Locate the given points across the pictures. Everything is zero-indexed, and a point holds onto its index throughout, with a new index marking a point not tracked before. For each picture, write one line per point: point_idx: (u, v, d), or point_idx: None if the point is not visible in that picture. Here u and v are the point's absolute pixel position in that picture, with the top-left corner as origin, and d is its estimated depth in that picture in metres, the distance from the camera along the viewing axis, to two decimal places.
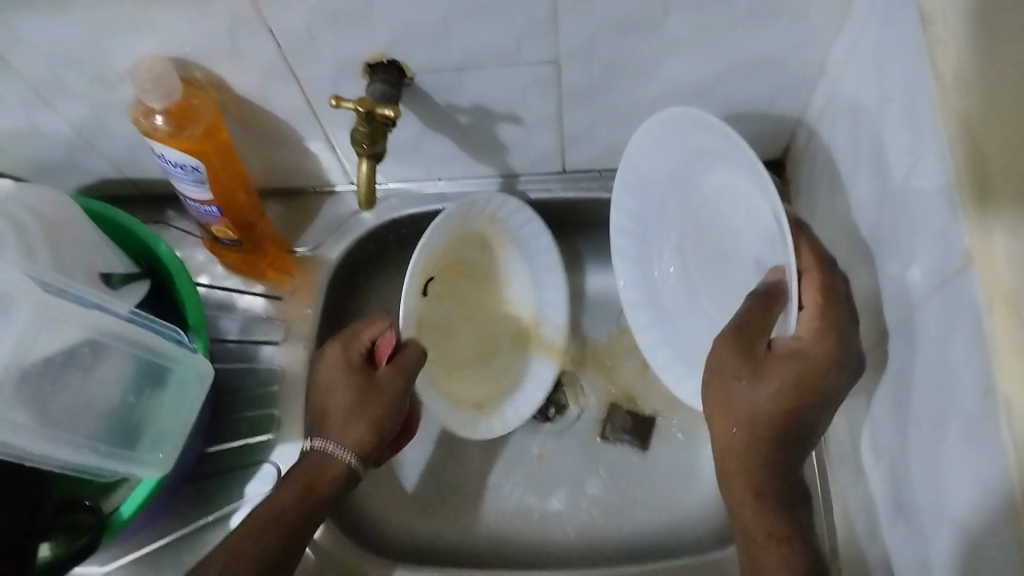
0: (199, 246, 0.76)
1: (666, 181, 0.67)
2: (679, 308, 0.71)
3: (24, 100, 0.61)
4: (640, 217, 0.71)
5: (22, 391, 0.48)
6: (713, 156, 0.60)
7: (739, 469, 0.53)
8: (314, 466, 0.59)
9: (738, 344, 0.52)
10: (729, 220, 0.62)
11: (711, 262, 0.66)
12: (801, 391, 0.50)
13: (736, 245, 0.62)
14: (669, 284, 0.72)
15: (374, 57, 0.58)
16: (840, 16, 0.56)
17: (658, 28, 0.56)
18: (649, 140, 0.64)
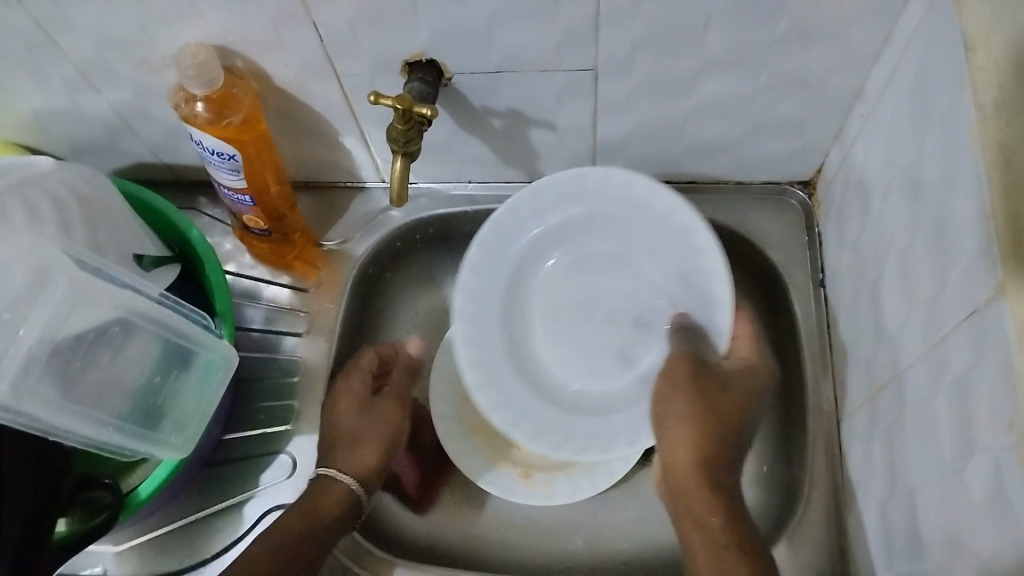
0: (228, 235, 0.76)
1: (522, 259, 0.70)
2: (545, 364, 0.69)
3: (68, 81, 0.62)
4: (495, 262, 0.69)
5: (52, 365, 0.49)
6: (630, 219, 0.68)
7: (700, 487, 0.55)
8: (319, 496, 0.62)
9: (687, 362, 0.58)
10: (619, 284, 0.68)
11: (588, 334, 0.68)
12: (748, 404, 0.57)
13: (617, 309, 0.68)
14: (510, 351, 0.69)
15: (414, 55, 0.58)
16: (882, 39, 0.55)
17: (697, 42, 0.56)
18: (520, 215, 0.69)
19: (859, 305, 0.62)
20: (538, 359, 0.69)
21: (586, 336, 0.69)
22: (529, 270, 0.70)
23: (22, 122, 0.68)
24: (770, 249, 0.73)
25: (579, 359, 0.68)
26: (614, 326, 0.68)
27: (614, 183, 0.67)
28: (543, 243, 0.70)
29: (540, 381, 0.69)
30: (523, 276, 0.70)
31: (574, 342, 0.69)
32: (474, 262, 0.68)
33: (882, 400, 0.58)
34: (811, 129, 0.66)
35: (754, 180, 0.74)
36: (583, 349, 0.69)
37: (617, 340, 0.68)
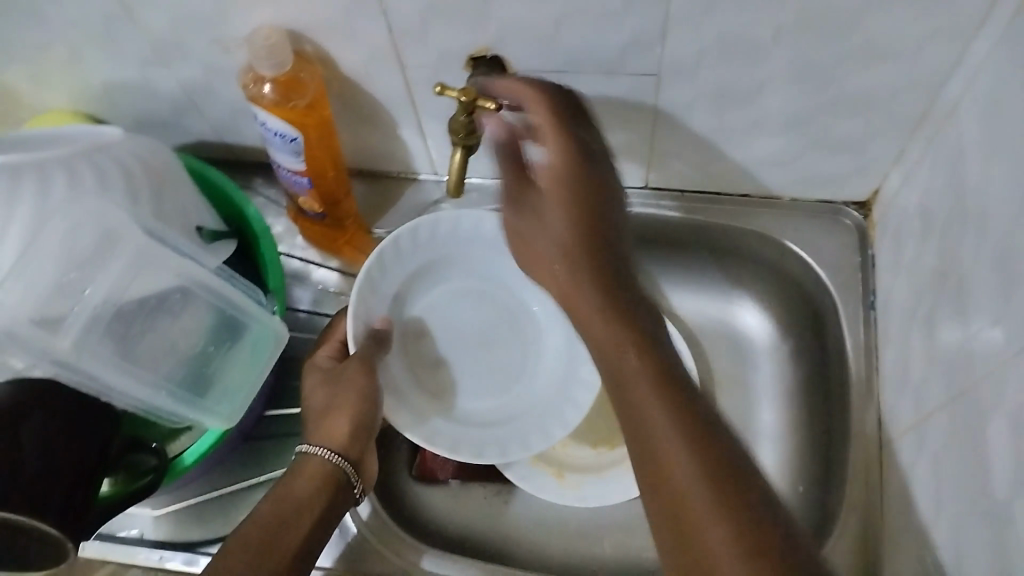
0: (282, 216, 0.78)
1: (420, 273, 0.72)
2: (433, 377, 0.70)
3: (142, 56, 0.64)
4: (406, 273, 0.71)
5: (114, 327, 0.51)
6: (490, 266, 0.73)
7: (596, 330, 0.52)
8: (310, 475, 0.57)
9: (518, 217, 0.58)
10: (495, 322, 0.73)
11: (476, 362, 0.71)
12: (584, 213, 0.55)
13: (494, 343, 0.72)
14: (410, 375, 0.69)
15: (480, 50, 0.59)
16: (952, 62, 0.55)
17: (765, 54, 0.57)
18: (419, 235, 0.71)
19: (910, 328, 0.62)
20: (438, 375, 0.70)
21: (471, 360, 0.71)
22: (415, 294, 0.72)
23: (93, 93, 0.70)
24: (821, 268, 0.73)
25: (482, 377, 0.71)
26: (496, 360, 0.71)
27: (485, 231, 0.72)
28: (436, 271, 0.73)
29: (442, 397, 0.69)
30: (405, 301, 0.71)
31: (461, 370, 0.71)
32: (383, 255, 0.69)
33: (931, 426, 0.57)
34: (871, 148, 0.65)
35: (807, 196, 0.74)
36: (474, 376, 0.71)
37: (496, 364, 0.71)
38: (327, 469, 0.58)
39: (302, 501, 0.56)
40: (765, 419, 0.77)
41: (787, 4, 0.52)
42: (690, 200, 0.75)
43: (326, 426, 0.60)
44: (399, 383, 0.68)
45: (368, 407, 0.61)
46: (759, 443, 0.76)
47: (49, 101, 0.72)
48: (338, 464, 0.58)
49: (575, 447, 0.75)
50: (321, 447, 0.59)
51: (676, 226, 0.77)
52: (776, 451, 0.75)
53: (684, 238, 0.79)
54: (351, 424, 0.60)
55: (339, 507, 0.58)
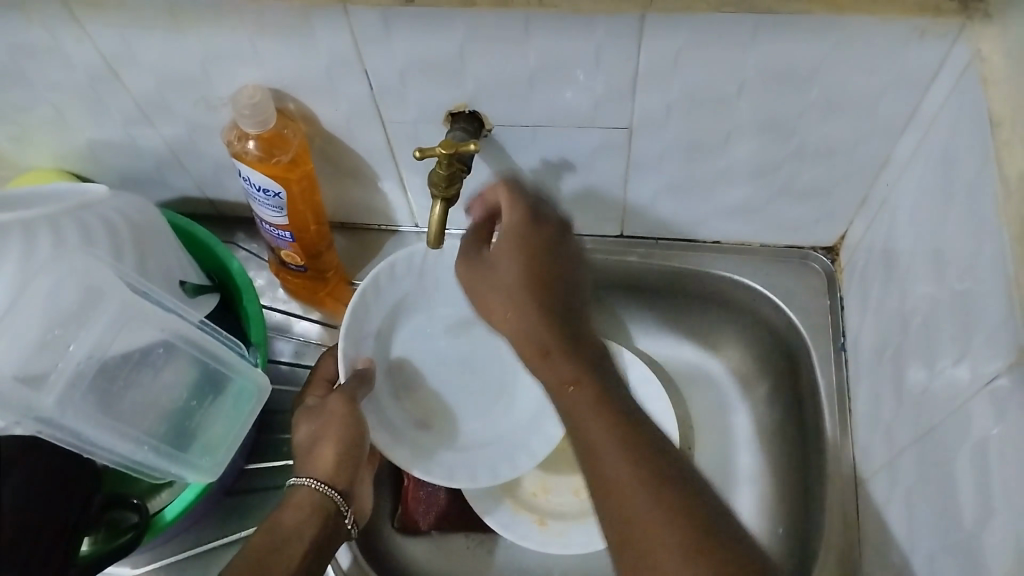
0: (264, 270, 0.79)
1: (401, 307, 0.74)
2: (420, 409, 0.72)
3: (127, 116, 0.66)
4: (389, 306, 0.73)
5: (97, 383, 0.51)
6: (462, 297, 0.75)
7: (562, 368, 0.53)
8: (299, 503, 0.58)
9: (472, 267, 0.60)
10: (469, 353, 0.75)
11: (459, 389, 0.74)
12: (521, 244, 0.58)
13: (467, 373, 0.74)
14: (394, 402, 0.71)
15: (457, 106, 0.61)
16: (908, 113, 0.58)
17: (730, 108, 0.59)
18: (396, 274, 0.72)
19: (881, 370, 0.63)
20: (421, 404, 0.73)
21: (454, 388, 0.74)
22: (396, 327, 0.74)
23: (77, 152, 0.71)
24: (792, 311, 0.74)
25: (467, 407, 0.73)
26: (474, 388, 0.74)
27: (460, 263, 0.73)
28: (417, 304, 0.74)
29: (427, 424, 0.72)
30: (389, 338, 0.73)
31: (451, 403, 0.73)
32: (367, 291, 0.70)
33: (902, 465, 0.58)
34: (836, 196, 0.68)
35: (777, 242, 0.76)
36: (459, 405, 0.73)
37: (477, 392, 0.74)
38: (318, 497, 0.59)
39: (291, 529, 0.56)
40: (744, 463, 0.78)
41: (750, 60, 0.54)
42: (665, 247, 0.77)
43: (312, 456, 0.61)
44: (387, 417, 0.70)
45: (351, 434, 0.62)
46: (736, 486, 0.77)
47: (33, 160, 0.73)
48: (325, 492, 0.59)
49: (559, 494, 0.76)
50: (309, 476, 0.59)
51: (652, 274, 0.79)
52: (754, 494, 0.76)
53: (661, 286, 0.80)
54: (338, 451, 0.61)
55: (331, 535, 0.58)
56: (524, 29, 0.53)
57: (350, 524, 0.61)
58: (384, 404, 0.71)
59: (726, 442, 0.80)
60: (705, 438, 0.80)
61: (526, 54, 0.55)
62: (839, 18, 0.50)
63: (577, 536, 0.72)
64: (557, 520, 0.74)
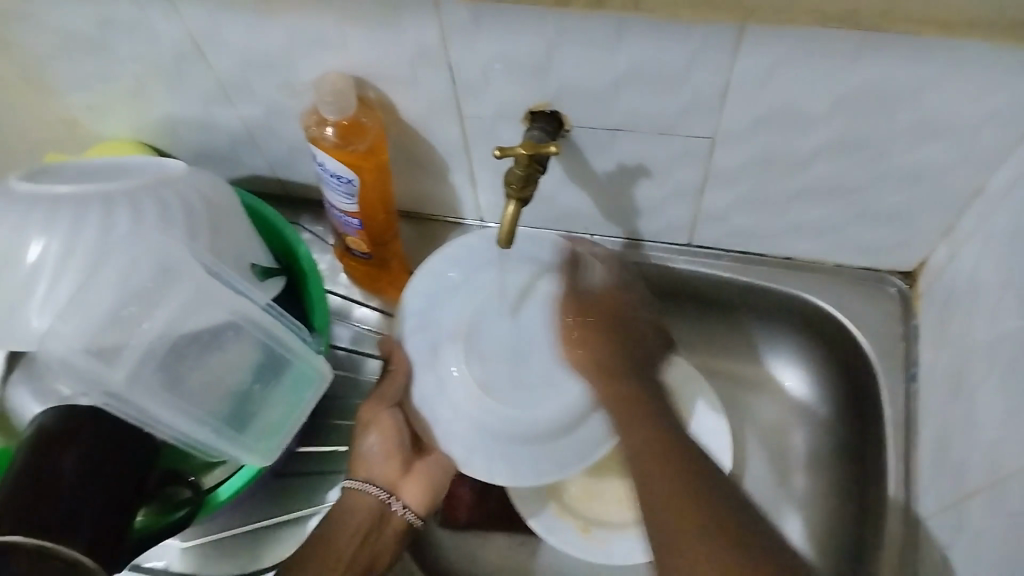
0: (327, 253, 0.79)
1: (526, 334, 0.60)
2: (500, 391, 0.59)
3: (207, 93, 0.66)
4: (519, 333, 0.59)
5: (166, 361, 0.51)
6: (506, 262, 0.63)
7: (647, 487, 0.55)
8: (348, 507, 0.62)
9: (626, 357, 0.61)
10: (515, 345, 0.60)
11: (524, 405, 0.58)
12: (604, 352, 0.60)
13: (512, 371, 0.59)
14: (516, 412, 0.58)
15: (538, 104, 0.59)
16: (1013, 143, 0.55)
17: (821, 125, 0.57)
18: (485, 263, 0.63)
19: (955, 407, 0.61)
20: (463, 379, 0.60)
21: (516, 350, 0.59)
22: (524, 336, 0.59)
23: (155, 124, 0.72)
24: (863, 336, 0.72)
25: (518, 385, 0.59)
26: (526, 386, 0.59)
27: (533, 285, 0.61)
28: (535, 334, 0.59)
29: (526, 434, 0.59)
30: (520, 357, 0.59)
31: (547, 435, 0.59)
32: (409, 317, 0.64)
33: (971, 509, 0.56)
34: (920, 222, 0.65)
35: (851, 263, 0.73)
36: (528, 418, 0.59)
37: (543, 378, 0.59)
38: (375, 510, 0.62)
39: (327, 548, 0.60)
40: (797, 484, 0.76)
41: (846, 78, 0.52)
42: (731, 260, 0.76)
43: (365, 460, 0.63)
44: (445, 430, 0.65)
45: (395, 441, 0.63)
46: (789, 508, 0.76)
47: (111, 130, 0.74)
48: (370, 493, 0.63)
49: (609, 504, 0.75)
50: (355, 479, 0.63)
51: (717, 287, 0.77)
52: (805, 521, 0.75)
53: (726, 299, 0.79)
54: (376, 455, 0.63)
55: (379, 530, 0.63)
56: (618, 32, 0.51)
57: (406, 511, 0.63)
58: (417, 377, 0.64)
59: (783, 465, 0.78)
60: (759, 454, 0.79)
61: (616, 58, 0.54)
62: (950, 41, 0.48)
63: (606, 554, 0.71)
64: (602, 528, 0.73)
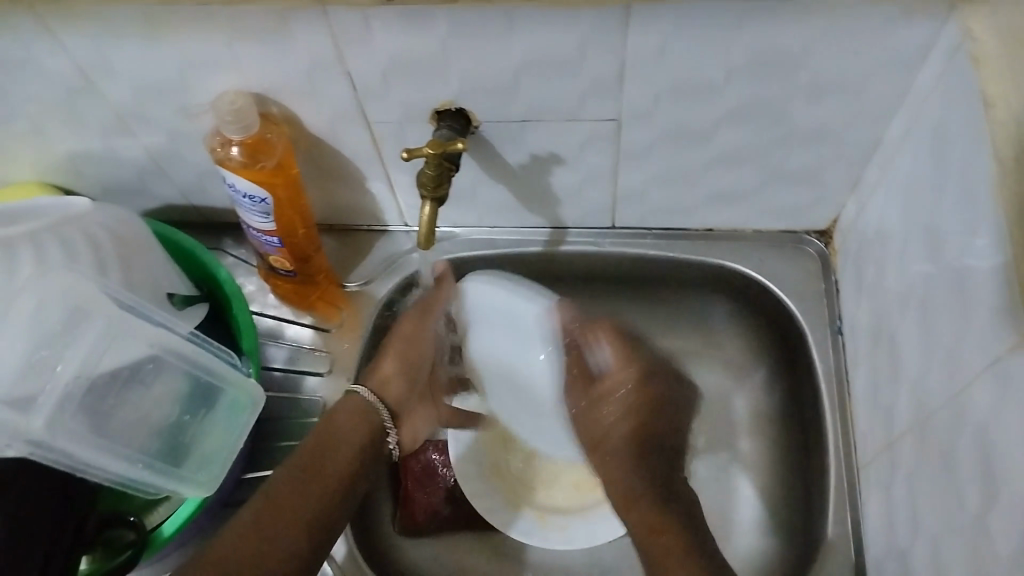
0: (253, 275, 0.78)
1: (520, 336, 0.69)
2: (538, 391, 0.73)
3: (106, 125, 0.64)
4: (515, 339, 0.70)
5: (86, 402, 0.50)
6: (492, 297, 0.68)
7: (621, 480, 0.62)
8: (349, 413, 0.66)
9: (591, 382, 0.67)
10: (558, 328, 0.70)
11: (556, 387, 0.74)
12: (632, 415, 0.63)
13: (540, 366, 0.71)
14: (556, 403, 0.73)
15: (442, 104, 0.60)
16: (900, 94, 0.57)
17: (718, 94, 0.58)
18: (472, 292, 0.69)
19: (878, 354, 0.63)
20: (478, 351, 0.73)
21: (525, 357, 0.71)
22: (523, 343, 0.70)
23: (57, 163, 0.70)
24: (788, 297, 0.74)
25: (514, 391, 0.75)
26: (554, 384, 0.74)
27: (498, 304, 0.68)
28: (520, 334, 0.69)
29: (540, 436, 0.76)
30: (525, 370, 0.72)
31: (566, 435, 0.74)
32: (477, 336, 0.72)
33: (902, 450, 0.58)
34: (827, 180, 0.67)
35: (768, 227, 0.75)
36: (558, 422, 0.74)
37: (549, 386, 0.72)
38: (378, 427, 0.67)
39: (319, 456, 0.62)
40: (743, 449, 0.78)
41: (734, 48, 0.54)
42: (655, 237, 0.77)
43: (379, 378, 0.69)
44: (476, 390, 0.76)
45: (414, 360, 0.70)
46: (738, 473, 0.77)
47: (12, 174, 0.72)
48: (376, 412, 0.67)
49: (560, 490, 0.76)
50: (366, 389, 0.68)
51: (644, 265, 0.78)
52: (757, 478, 0.76)
53: (653, 277, 0.80)
54: (394, 369, 0.69)
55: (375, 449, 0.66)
56: (508, 23, 0.52)
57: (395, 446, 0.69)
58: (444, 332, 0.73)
59: (729, 430, 0.79)
60: (706, 426, 0.80)
61: (511, 50, 0.54)
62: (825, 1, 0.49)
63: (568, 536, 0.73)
64: (557, 515, 0.75)
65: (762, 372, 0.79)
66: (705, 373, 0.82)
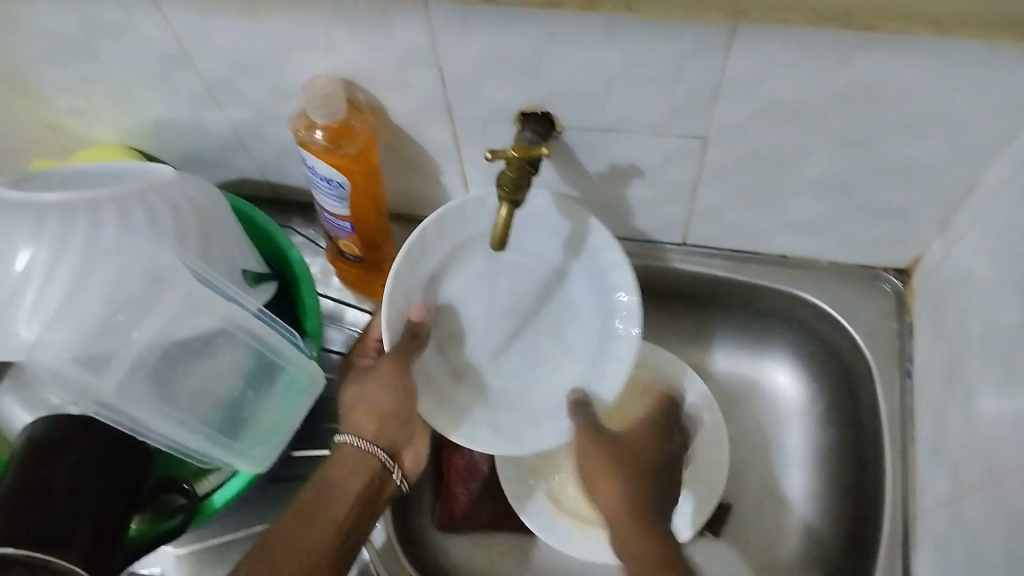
0: (320, 256, 0.79)
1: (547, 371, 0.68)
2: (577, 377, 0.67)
3: (195, 97, 0.65)
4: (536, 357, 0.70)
5: (158, 369, 0.51)
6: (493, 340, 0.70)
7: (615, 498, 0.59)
8: (347, 465, 0.60)
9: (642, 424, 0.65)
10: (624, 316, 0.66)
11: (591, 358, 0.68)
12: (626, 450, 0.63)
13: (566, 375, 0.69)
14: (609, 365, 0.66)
15: (529, 105, 0.59)
16: (1005, 140, 0.55)
17: (813, 121, 0.56)
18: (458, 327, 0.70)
19: (950, 404, 0.61)
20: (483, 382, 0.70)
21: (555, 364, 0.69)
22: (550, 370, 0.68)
23: (143, 129, 0.71)
24: (858, 334, 0.72)
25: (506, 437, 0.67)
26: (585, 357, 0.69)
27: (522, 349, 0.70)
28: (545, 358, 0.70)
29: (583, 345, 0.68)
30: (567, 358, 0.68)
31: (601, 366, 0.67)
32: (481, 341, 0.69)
33: (967, 508, 0.56)
34: (913, 219, 0.65)
35: (845, 260, 0.73)
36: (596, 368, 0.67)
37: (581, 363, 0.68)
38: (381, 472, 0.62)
39: (332, 491, 0.59)
40: (795, 483, 0.76)
41: (838, 77, 0.52)
42: (725, 257, 0.75)
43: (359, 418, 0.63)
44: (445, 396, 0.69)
45: (399, 403, 0.63)
46: (787, 508, 0.75)
47: (99, 134, 0.73)
48: (372, 455, 0.61)
49: None
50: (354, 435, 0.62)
51: (711, 285, 0.77)
52: (806, 516, 0.74)
53: (718, 297, 0.78)
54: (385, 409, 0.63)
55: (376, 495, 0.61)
56: (607, 31, 0.51)
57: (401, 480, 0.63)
58: (431, 369, 0.69)
59: (778, 460, 0.78)
60: (767, 453, 0.78)
61: (606, 58, 0.53)
62: (940, 39, 0.47)
63: (604, 544, 0.71)
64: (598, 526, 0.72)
65: (819, 406, 0.78)
66: (763, 401, 0.80)
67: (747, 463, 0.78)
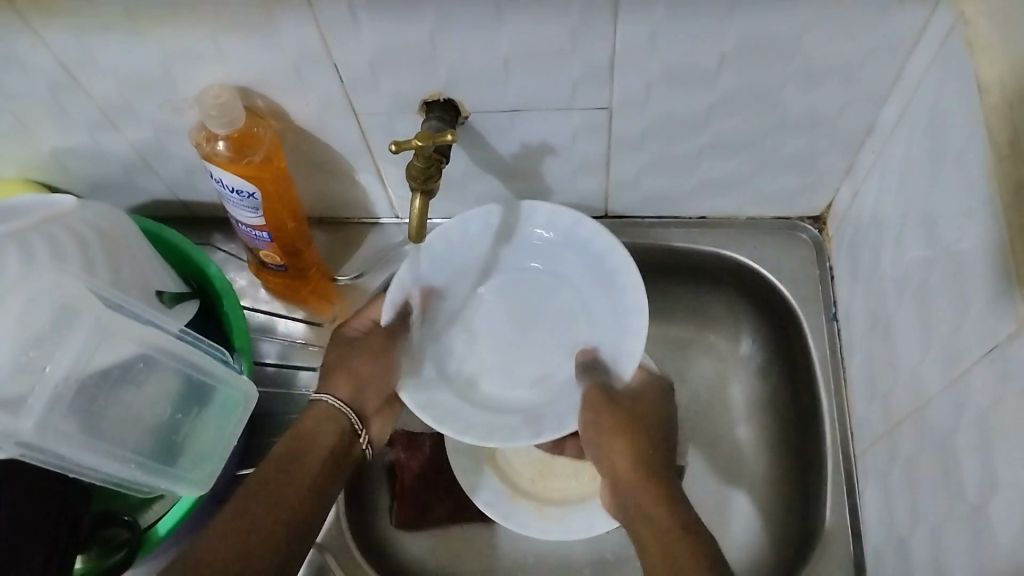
0: (244, 270, 0.77)
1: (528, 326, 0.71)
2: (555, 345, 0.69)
3: (91, 122, 0.63)
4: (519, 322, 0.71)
5: (78, 403, 0.50)
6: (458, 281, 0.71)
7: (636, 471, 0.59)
8: (312, 425, 0.61)
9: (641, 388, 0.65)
10: (619, 325, 0.67)
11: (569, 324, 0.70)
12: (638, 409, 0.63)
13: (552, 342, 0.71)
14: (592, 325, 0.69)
15: (432, 94, 0.59)
16: (891, 80, 0.57)
17: (711, 81, 0.57)
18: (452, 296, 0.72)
19: (875, 340, 0.63)
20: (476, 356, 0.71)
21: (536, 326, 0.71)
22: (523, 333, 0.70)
23: (42, 160, 0.69)
24: (784, 285, 0.74)
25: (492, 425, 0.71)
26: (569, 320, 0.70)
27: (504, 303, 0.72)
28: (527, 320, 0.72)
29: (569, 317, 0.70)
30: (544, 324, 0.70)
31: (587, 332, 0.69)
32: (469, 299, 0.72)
33: (901, 437, 0.58)
34: (820, 166, 0.67)
35: (763, 215, 0.75)
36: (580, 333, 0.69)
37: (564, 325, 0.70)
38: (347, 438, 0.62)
39: (305, 444, 0.59)
40: (741, 437, 0.77)
41: (727, 34, 0.53)
42: (648, 225, 0.77)
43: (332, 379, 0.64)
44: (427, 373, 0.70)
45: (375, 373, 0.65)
46: (738, 462, 0.77)
47: None
48: (343, 415, 0.62)
49: (562, 484, 0.76)
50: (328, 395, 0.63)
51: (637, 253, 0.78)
52: (757, 466, 0.76)
53: (646, 264, 0.79)
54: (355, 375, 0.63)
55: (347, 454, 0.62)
56: (496, 11, 0.51)
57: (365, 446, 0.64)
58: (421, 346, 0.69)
59: (724, 416, 0.79)
60: (714, 413, 0.79)
61: (500, 39, 0.53)
62: None
63: (561, 524, 0.71)
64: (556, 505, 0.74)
65: (757, 359, 0.79)
66: (703, 362, 0.81)
67: (694, 424, 0.79)
